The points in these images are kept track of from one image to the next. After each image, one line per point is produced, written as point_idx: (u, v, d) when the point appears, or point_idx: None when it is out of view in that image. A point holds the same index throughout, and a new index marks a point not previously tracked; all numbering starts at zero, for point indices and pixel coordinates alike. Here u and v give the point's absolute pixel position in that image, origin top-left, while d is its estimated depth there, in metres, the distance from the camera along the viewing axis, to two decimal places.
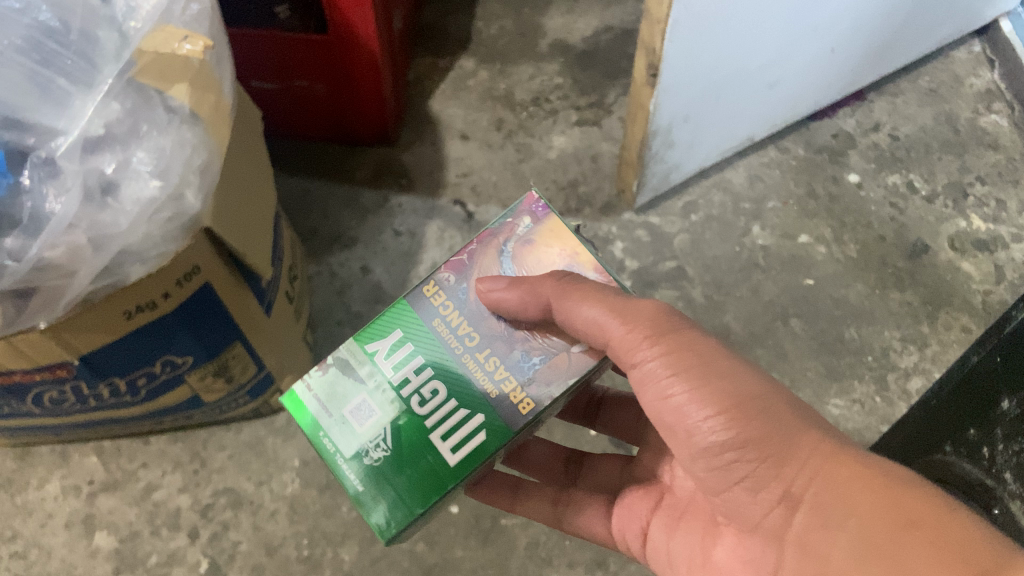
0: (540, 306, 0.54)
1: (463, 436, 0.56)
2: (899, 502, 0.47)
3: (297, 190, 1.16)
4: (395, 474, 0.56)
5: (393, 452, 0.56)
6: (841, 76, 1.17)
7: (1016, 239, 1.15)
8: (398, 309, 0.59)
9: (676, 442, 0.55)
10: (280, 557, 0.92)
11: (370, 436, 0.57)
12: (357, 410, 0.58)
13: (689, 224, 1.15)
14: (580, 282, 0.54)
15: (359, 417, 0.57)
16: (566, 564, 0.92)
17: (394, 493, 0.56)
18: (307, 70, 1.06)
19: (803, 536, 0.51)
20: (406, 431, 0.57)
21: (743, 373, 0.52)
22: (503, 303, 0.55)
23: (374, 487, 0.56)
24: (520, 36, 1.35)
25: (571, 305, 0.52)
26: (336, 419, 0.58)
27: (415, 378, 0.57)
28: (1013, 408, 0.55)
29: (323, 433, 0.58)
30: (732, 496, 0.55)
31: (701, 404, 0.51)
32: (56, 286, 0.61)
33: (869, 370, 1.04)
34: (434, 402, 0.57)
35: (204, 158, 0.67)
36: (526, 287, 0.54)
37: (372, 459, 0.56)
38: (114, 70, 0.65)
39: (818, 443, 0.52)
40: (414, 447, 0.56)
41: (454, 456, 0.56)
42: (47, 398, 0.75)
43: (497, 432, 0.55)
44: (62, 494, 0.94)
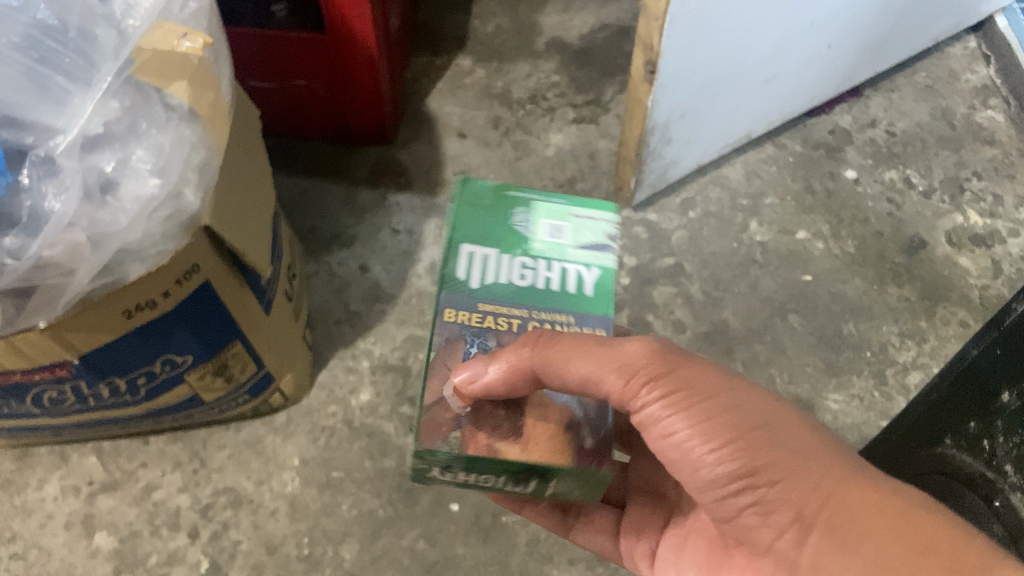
0: (524, 379, 0.50)
1: (465, 259, 0.57)
2: (912, 526, 0.47)
3: (295, 189, 1.16)
4: (489, 206, 0.60)
5: (510, 221, 0.59)
6: (838, 72, 1.17)
7: (1012, 234, 1.15)
8: (593, 310, 0.57)
9: (682, 475, 0.55)
10: (280, 555, 0.91)
11: (538, 223, 0.59)
12: (551, 232, 0.59)
13: (687, 221, 1.15)
14: (571, 339, 0.52)
15: (546, 225, 0.59)
16: (567, 561, 0.92)
17: (486, 205, 0.60)
18: (304, 69, 1.06)
19: (815, 562, 0.50)
20: (514, 236, 0.59)
21: (746, 403, 0.52)
22: (482, 371, 0.50)
23: (507, 202, 0.60)
24: (517, 35, 1.35)
25: (561, 367, 0.50)
26: (571, 220, 0.60)
27: (534, 274, 0.58)
28: (1013, 401, 0.55)
29: (565, 206, 0.61)
30: (741, 524, 0.54)
31: (704, 437, 0.51)
32: (55, 284, 0.60)
33: (868, 364, 1.04)
34: (509, 261, 0.58)
35: (203, 156, 0.67)
36: (505, 361, 0.50)
37: (507, 214, 0.59)
38: (112, 68, 0.65)
39: (828, 467, 0.51)
40: (496, 226, 0.59)
41: (464, 247, 0.58)
42: (47, 398, 0.75)
43: (449, 282, 0.56)
44: (61, 495, 0.94)
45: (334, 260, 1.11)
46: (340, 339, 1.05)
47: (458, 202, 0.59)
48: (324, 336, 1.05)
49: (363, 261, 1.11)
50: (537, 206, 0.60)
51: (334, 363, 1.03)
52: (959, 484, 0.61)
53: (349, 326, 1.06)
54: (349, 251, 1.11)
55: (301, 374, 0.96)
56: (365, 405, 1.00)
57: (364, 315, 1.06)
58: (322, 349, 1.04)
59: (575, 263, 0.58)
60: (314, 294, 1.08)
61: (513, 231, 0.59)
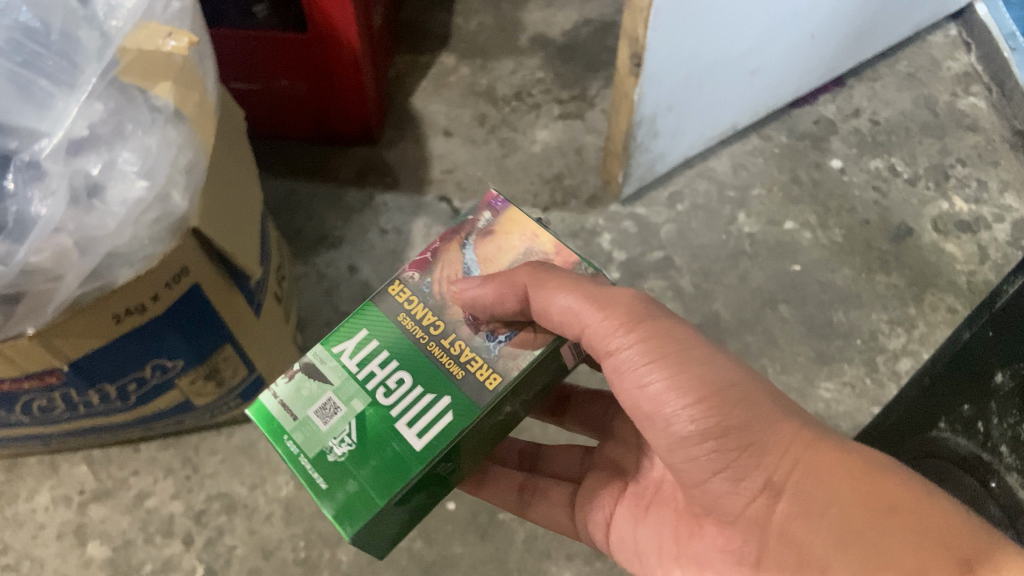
0: (517, 296, 0.53)
1: (425, 421, 0.53)
2: (879, 489, 0.49)
3: (282, 192, 1.15)
4: (358, 467, 0.52)
5: (358, 446, 0.53)
6: (821, 62, 1.17)
7: (997, 219, 1.16)
8: (364, 311, 0.58)
9: (652, 433, 0.54)
10: (277, 559, 0.91)
11: (335, 432, 0.54)
12: (326, 406, 0.55)
13: (676, 214, 1.15)
14: (553, 271, 0.54)
15: (332, 419, 0.54)
16: (565, 556, 0.92)
17: (359, 484, 0.52)
18: (287, 69, 1.05)
19: (786, 525, 0.51)
20: (372, 421, 0.54)
21: (718, 361, 0.52)
22: (473, 285, 0.54)
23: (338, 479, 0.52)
24: (500, 31, 1.35)
25: (544, 298, 0.52)
26: (302, 409, 0.55)
27: (381, 371, 0.55)
28: (1007, 381, 0.56)
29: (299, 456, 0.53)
30: (709, 489, 0.54)
31: (679, 393, 0.51)
32: (43, 291, 0.59)
33: (859, 352, 1.04)
34: (397, 399, 0.54)
35: (189, 157, 0.66)
36: (501, 278, 0.53)
37: (329, 454, 0.53)
38: (96, 70, 0.64)
39: (798, 431, 0.52)
40: (379, 436, 0.53)
41: (420, 440, 0.53)
42: (36, 406, 0.74)
43: (462, 411, 0.53)
44: (52, 505, 0.93)
45: (322, 261, 1.10)
46: None
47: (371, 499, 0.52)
48: (315, 337, 1.04)
49: (351, 262, 1.10)
50: (318, 450, 0.53)
51: None
52: (952, 466, 0.61)
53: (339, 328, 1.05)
54: (337, 252, 1.11)
55: None
56: None
57: None
58: None
59: (343, 368, 0.56)
60: (304, 296, 1.07)
61: (362, 426, 0.54)
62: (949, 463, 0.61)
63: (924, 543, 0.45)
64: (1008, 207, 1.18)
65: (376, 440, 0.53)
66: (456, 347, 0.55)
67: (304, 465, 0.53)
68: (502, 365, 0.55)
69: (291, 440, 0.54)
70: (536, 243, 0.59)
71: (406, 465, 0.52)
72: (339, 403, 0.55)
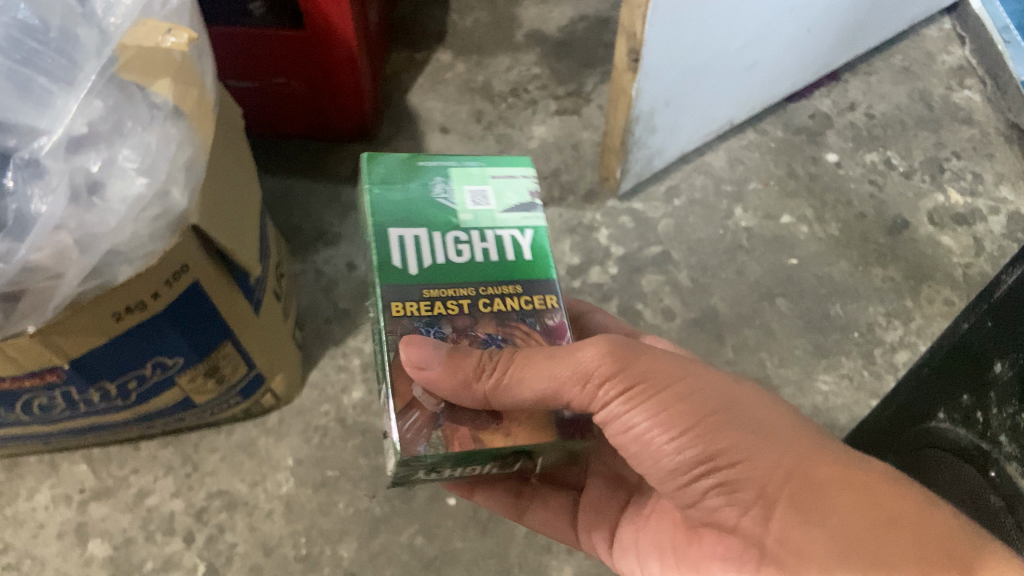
0: (475, 397, 0.50)
1: (397, 245, 0.56)
2: (878, 499, 0.47)
3: (279, 189, 1.15)
4: (408, 192, 0.59)
5: (434, 202, 0.59)
6: (817, 57, 1.18)
7: (993, 212, 1.17)
8: (538, 269, 0.58)
9: (645, 462, 0.55)
10: (278, 556, 0.91)
11: (456, 198, 0.60)
12: (475, 198, 0.60)
13: (673, 209, 1.15)
14: (518, 354, 0.51)
15: (473, 198, 0.60)
16: (566, 551, 0.92)
17: (388, 186, 0.59)
18: (285, 67, 1.05)
19: (782, 535, 0.50)
20: (439, 219, 0.58)
21: (701, 391, 0.53)
22: (434, 363, 0.50)
23: (411, 176, 0.60)
24: (496, 28, 1.35)
25: (512, 387, 0.50)
26: (491, 184, 0.61)
27: (469, 243, 0.58)
28: (1006, 372, 0.56)
29: (445, 171, 0.61)
30: (703, 505, 0.54)
31: (664, 430, 0.52)
32: (44, 290, 0.59)
33: (856, 345, 1.05)
34: (433, 236, 0.57)
35: (189, 155, 0.67)
36: (451, 367, 0.50)
37: (433, 180, 0.60)
38: (95, 67, 0.65)
39: (790, 446, 0.51)
40: (424, 214, 0.58)
41: (393, 233, 0.57)
42: (36, 405, 0.74)
43: (393, 275, 0.55)
44: (52, 504, 0.93)
45: (320, 259, 1.10)
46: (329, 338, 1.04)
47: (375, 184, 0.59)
48: (314, 334, 1.04)
49: (349, 259, 1.10)
50: (443, 171, 0.61)
51: (325, 362, 1.02)
52: (953, 457, 0.61)
53: (338, 324, 1.05)
54: (336, 249, 1.11)
55: (291, 375, 0.95)
56: (357, 402, 1.00)
57: (354, 313, 1.06)
58: (312, 348, 1.03)
59: (509, 227, 0.59)
60: (302, 292, 1.07)
61: (439, 208, 0.59)
62: (951, 454, 0.61)
63: (922, 555, 0.45)
64: (1003, 199, 1.18)
65: (424, 218, 0.58)
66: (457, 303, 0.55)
67: (445, 166, 0.61)
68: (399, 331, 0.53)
69: (475, 168, 0.61)
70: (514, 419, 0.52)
71: (387, 216, 0.57)
72: (468, 210, 0.59)
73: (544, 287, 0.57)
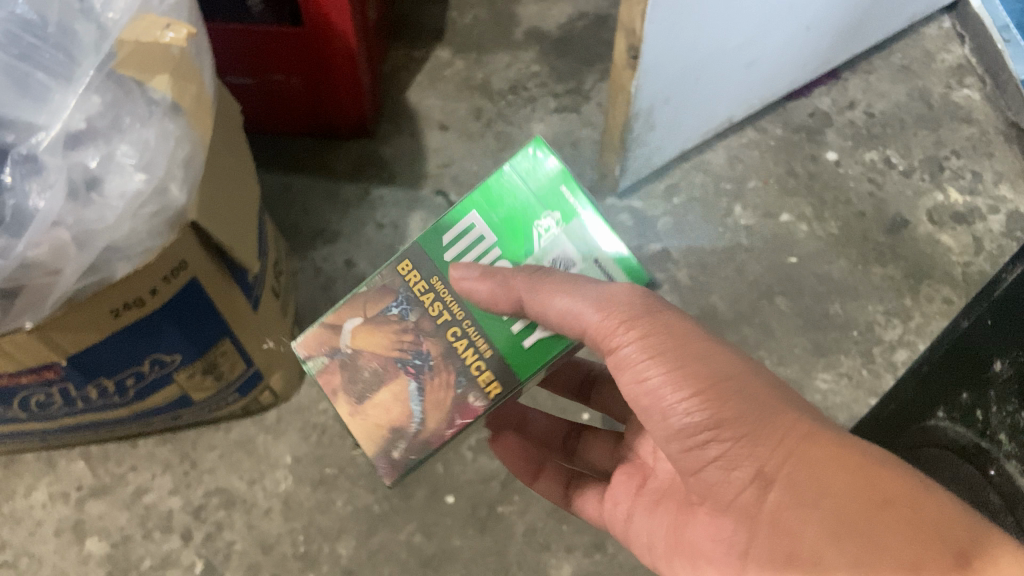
0: (511, 302, 0.54)
1: (460, 231, 0.58)
2: (875, 482, 0.47)
3: (278, 186, 1.15)
4: (510, 197, 0.57)
5: (524, 216, 0.57)
6: (816, 55, 1.18)
7: (992, 211, 1.17)
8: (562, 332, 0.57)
9: (651, 425, 0.55)
10: (277, 554, 0.91)
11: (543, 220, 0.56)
12: (556, 263, 0.56)
13: (672, 207, 1.15)
14: (551, 274, 0.54)
15: (558, 257, 0.56)
16: (565, 548, 0.92)
17: (498, 181, 0.57)
18: (283, 63, 1.05)
19: (776, 514, 0.50)
20: (512, 224, 0.57)
21: (716, 354, 0.52)
22: (470, 275, 0.55)
23: (520, 181, 0.56)
24: (495, 25, 1.35)
25: (541, 299, 0.53)
26: (586, 262, 0.56)
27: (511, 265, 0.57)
28: (1004, 370, 0.55)
29: (560, 190, 0.56)
30: (702, 478, 0.54)
31: (676, 387, 0.52)
32: (43, 285, 0.59)
33: (855, 344, 1.05)
34: (487, 255, 0.57)
35: (187, 151, 0.67)
36: (497, 280, 0.54)
37: (549, 214, 0.56)
38: (93, 62, 0.64)
39: (794, 423, 0.50)
40: (509, 215, 0.57)
41: (467, 218, 0.57)
42: (34, 402, 0.74)
43: (429, 242, 0.58)
44: (50, 501, 0.93)
45: (319, 256, 1.10)
46: None
47: (510, 173, 0.57)
48: None
49: (348, 256, 1.10)
50: (570, 213, 0.56)
51: None
52: (953, 455, 0.61)
53: None
54: (334, 246, 1.11)
55: (290, 372, 0.95)
56: None
57: None
58: None
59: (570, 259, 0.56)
60: (301, 290, 1.07)
61: (526, 239, 0.57)
62: (951, 452, 0.61)
63: (919, 536, 0.44)
64: (1002, 197, 1.18)
65: (500, 215, 0.57)
66: (433, 309, 0.58)
67: (578, 214, 0.56)
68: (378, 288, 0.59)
69: (597, 244, 0.56)
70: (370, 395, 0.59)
71: (481, 202, 0.57)
72: (545, 234, 0.57)
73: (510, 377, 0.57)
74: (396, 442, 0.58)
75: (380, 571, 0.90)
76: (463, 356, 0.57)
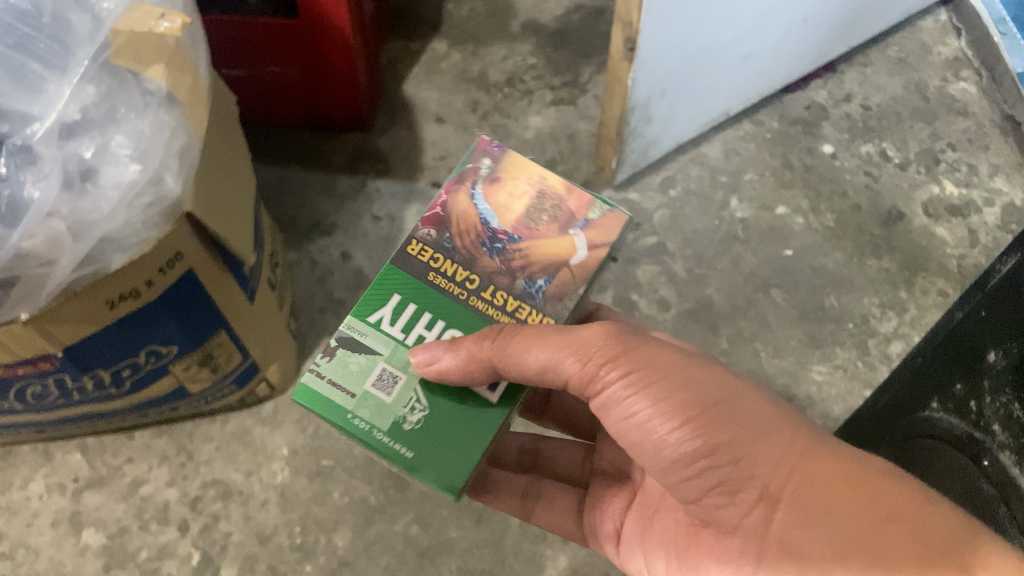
0: (483, 370, 0.52)
1: None
2: (876, 496, 0.48)
3: (273, 177, 1.15)
4: (437, 426, 0.56)
5: (426, 411, 0.56)
6: (813, 48, 1.18)
7: (988, 203, 1.17)
8: (386, 276, 0.59)
9: (643, 459, 0.54)
10: (273, 545, 0.91)
11: (401, 403, 0.56)
12: (382, 376, 0.57)
13: (668, 200, 1.15)
14: (516, 329, 0.53)
15: (380, 373, 0.57)
16: (561, 540, 0.92)
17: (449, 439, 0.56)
18: (279, 54, 1.04)
19: (785, 534, 0.50)
20: (432, 385, 0.57)
21: (705, 379, 0.52)
22: (442, 356, 0.53)
23: (421, 450, 0.55)
24: (491, 17, 1.35)
25: (517, 354, 0.52)
26: (358, 386, 0.57)
27: (427, 334, 0.58)
28: (999, 361, 0.56)
29: (378, 437, 0.55)
30: (705, 504, 0.54)
31: (665, 418, 0.51)
32: (38, 276, 0.59)
33: (851, 336, 1.05)
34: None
35: (183, 142, 0.66)
36: (462, 350, 0.52)
37: (398, 421, 0.56)
38: (88, 53, 0.65)
39: (790, 441, 0.52)
40: (444, 398, 0.57)
41: (494, 395, 0.57)
42: (30, 393, 0.74)
43: None
44: (46, 493, 0.93)
45: (315, 249, 1.10)
46: (323, 327, 1.04)
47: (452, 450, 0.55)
48: (308, 324, 1.04)
49: (345, 249, 1.10)
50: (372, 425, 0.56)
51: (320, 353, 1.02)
52: (948, 447, 0.61)
53: (333, 314, 1.05)
54: (331, 239, 1.11)
55: (287, 362, 0.95)
56: None
57: (348, 303, 1.06)
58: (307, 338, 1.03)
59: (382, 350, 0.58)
60: (297, 283, 1.07)
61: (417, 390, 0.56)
62: (945, 443, 0.61)
63: (924, 548, 0.45)
64: (998, 190, 1.18)
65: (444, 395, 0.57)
66: (496, 300, 0.59)
67: (373, 433, 0.55)
68: (556, 309, 0.59)
69: (350, 416, 0.56)
70: (544, 184, 0.62)
71: (479, 417, 0.56)
72: (395, 372, 0.57)
73: (398, 259, 0.59)
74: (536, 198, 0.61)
75: (377, 562, 0.91)
76: (461, 266, 0.59)
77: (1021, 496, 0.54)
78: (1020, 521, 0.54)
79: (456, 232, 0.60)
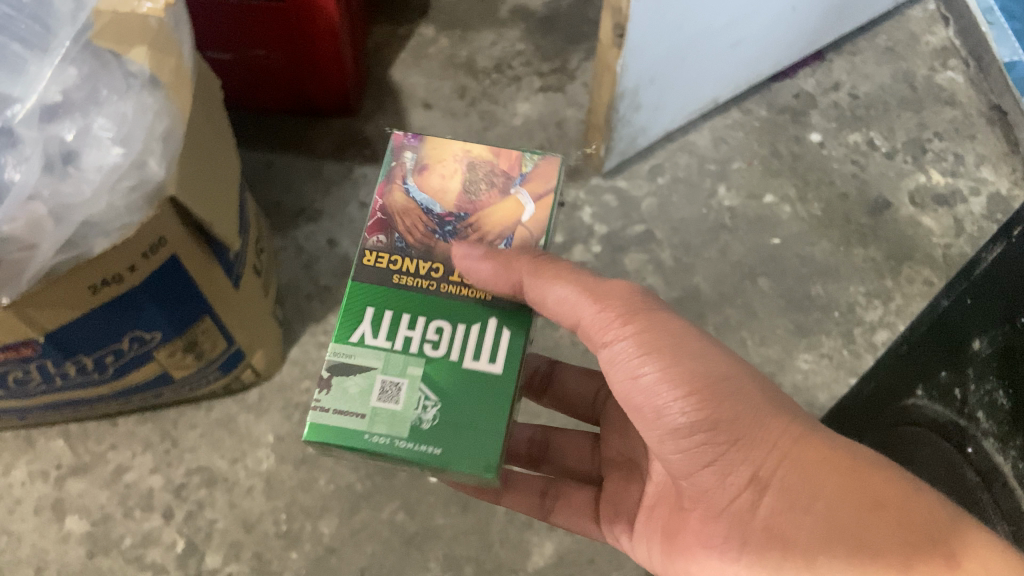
0: (513, 284, 0.54)
1: (491, 342, 0.57)
2: (864, 485, 0.48)
3: (259, 164, 1.14)
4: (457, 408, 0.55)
5: (438, 401, 0.55)
6: (801, 35, 1.18)
7: (974, 192, 1.17)
8: (361, 293, 0.58)
9: (643, 426, 0.55)
10: (258, 533, 0.91)
11: (412, 403, 0.55)
12: (385, 387, 0.56)
13: (656, 188, 1.15)
14: (552, 258, 0.55)
15: (385, 399, 0.55)
16: (547, 527, 0.92)
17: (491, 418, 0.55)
18: (265, 38, 1.03)
19: (769, 521, 0.50)
20: (441, 375, 0.56)
21: (715, 356, 0.52)
22: (476, 254, 0.55)
23: (450, 432, 0.55)
24: (480, 2, 1.33)
25: (543, 282, 0.54)
26: (361, 406, 0.55)
27: (438, 331, 0.57)
28: (985, 348, 0.56)
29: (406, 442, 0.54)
30: (697, 482, 0.54)
31: (670, 386, 0.52)
32: (19, 260, 0.58)
33: (836, 324, 1.06)
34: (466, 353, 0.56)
35: (167, 125, 0.65)
36: (501, 260, 0.54)
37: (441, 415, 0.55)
38: (69, 33, 0.64)
39: (787, 426, 0.51)
40: (463, 386, 0.56)
41: (494, 364, 0.56)
42: (12, 378, 0.73)
43: (516, 325, 0.57)
44: (29, 479, 0.92)
45: (301, 235, 1.09)
46: (309, 314, 1.03)
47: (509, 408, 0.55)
48: (294, 311, 1.03)
49: (331, 235, 1.09)
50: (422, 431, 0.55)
51: (306, 339, 1.01)
52: (932, 434, 0.61)
53: (319, 301, 1.04)
54: (317, 226, 1.10)
55: (271, 349, 0.94)
56: None
57: (335, 290, 1.05)
58: (291, 324, 1.02)
59: (369, 359, 0.56)
60: (283, 269, 1.06)
61: (446, 381, 0.56)
62: (929, 431, 0.61)
63: (909, 539, 0.45)
64: (983, 180, 1.19)
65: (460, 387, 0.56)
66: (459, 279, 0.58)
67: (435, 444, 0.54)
68: None
69: (385, 442, 0.54)
70: (421, 156, 0.60)
71: (496, 384, 0.56)
72: (392, 380, 0.56)
73: (358, 273, 0.58)
74: (411, 166, 0.60)
75: (363, 550, 0.90)
76: (418, 259, 0.58)
77: (1004, 483, 0.54)
78: (1003, 508, 0.54)
79: (413, 235, 0.58)
